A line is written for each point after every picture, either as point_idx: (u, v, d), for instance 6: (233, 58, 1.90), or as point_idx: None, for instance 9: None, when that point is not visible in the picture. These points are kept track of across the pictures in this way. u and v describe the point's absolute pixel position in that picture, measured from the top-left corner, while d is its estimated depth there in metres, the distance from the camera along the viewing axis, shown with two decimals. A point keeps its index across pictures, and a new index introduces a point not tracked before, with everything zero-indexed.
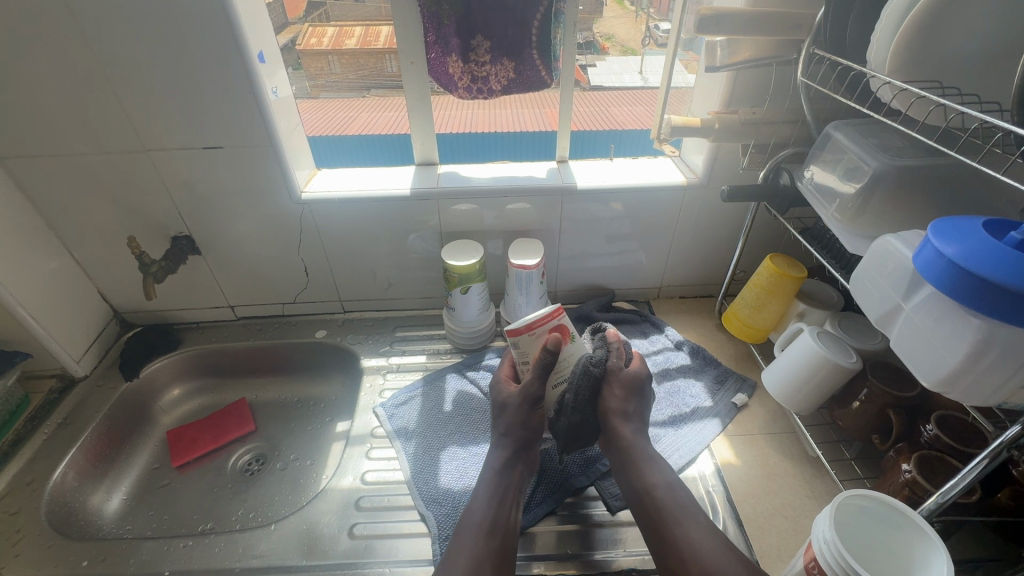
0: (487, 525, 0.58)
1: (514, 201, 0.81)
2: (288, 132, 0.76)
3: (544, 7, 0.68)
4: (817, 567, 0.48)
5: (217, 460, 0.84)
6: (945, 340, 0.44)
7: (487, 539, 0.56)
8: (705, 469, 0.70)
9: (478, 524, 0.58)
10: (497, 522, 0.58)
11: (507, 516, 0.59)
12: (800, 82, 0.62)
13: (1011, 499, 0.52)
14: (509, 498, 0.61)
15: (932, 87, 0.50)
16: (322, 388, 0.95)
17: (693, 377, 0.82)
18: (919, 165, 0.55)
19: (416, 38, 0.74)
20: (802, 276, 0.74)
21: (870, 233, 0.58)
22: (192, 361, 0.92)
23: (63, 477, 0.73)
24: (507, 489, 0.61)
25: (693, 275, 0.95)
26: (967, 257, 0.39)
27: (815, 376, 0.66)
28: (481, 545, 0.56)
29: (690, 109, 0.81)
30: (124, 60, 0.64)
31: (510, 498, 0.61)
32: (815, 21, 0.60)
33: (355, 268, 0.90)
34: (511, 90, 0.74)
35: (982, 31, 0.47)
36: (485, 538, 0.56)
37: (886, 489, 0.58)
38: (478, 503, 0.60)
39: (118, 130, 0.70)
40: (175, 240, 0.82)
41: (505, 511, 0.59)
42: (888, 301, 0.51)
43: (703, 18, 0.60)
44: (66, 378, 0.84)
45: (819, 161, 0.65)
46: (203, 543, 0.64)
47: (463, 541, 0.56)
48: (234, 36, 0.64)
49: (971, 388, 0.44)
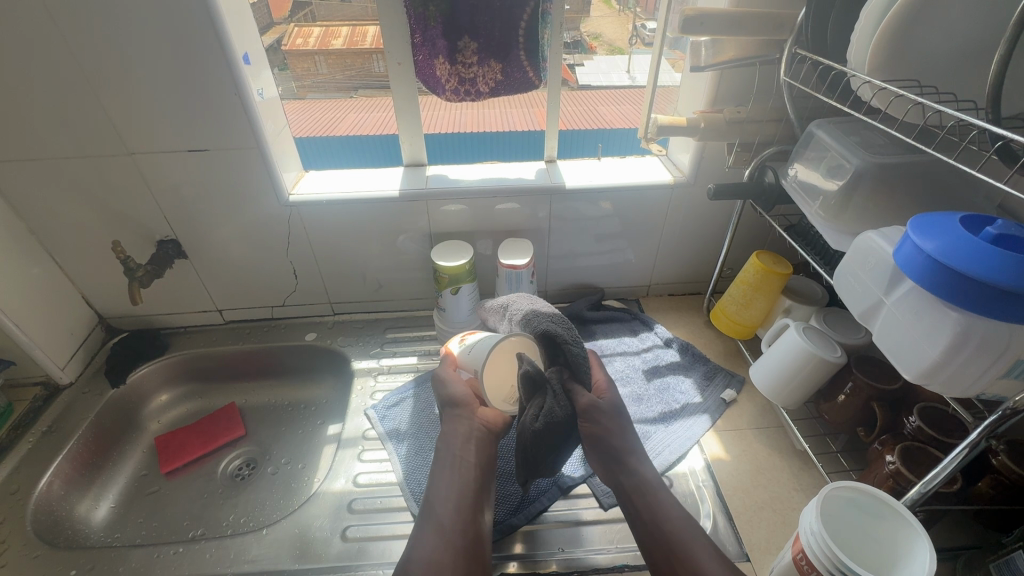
0: (456, 501, 0.57)
1: (503, 201, 0.82)
2: (274, 134, 0.76)
3: (530, 8, 0.68)
4: (805, 560, 0.49)
5: (207, 466, 0.83)
6: (925, 333, 0.45)
7: (454, 521, 0.56)
8: (695, 465, 0.70)
9: (446, 502, 0.57)
10: (461, 505, 0.57)
11: (473, 500, 0.58)
12: (782, 81, 0.62)
13: (992, 487, 0.53)
14: (470, 479, 0.60)
15: (911, 86, 0.51)
16: (311, 391, 0.94)
17: (682, 374, 0.83)
18: (899, 162, 0.56)
19: (401, 40, 0.74)
20: (788, 273, 0.75)
21: (853, 229, 0.59)
22: (180, 366, 0.91)
23: (49, 486, 0.72)
24: (466, 469, 0.60)
25: (682, 273, 0.96)
26: (946, 252, 0.40)
27: (801, 371, 0.67)
28: (452, 519, 0.56)
29: (676, 108, 0.82)
30: (106, 61, 0.63)
31: (473, 475, 0.60)
32: (796, 21, 0.61)
33: (344, 270, 0.89)
34: (498, 91, 0.74)
35: (958, 30, 0.48)
36: (457, 520, 0.56)
37: (872, 480, 0.59)
38: (444, 483, 0.59)
39: (101, 133, 0.69)
40: (161, 244, 0.81)
41: (471, 491, 0.59)
42: (871, 297, 0.52)
43: (687, 18, 0.60)
44: (50, 386, 0.83)
45: (802, 159, 0.66)
46: (193, 550, 0.64)
47: (424, 525, 0.56)
48: (219, 38, 0.63)
49: (951, 379, 0.45)
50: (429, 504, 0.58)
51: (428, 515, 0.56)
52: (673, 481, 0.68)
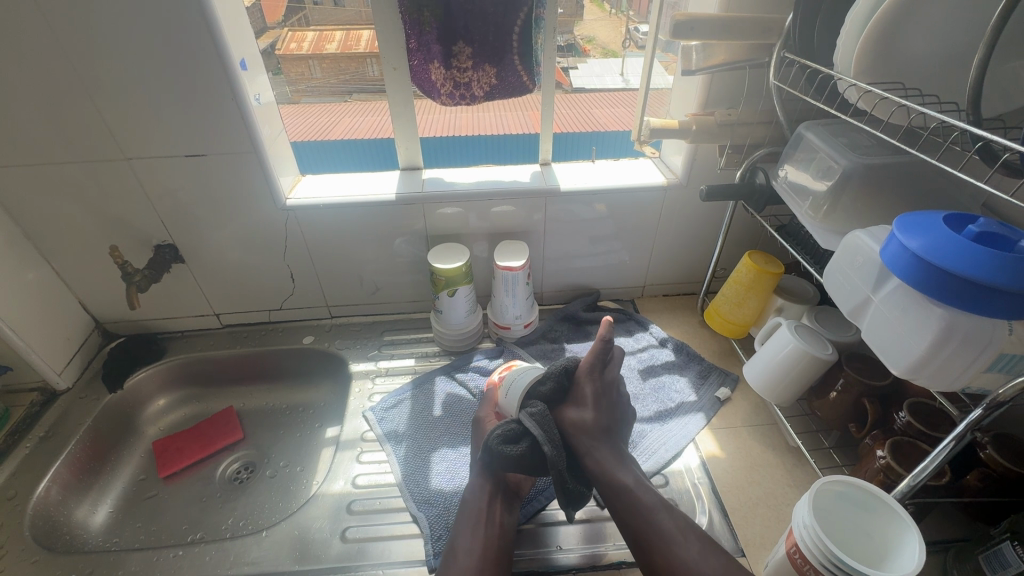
0: (479, 552, 0.57)
1: (498, 204, 0.83)
2: (271, 138, 0.76)
3: (524, 14, 0.69)
4: (799, 553, 0.50)
5: (206, 469, 0.83)
6: (910, 329, 0.46)
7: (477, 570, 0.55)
8: (691, 463, 0.71)
9: (470, 551, 0.57)
10: (486, 551, 0.57)
11: (497, 548, 0.58)
12: (772, 84, 0.64)
13: (980, 481, 0.54)
14: (493, 522, 0.60)
15: (895, 88, 0.52)
16: (309, 394, 0.94)
17: (677, 373, 0.84)
18: (885, 163, 0.57)
19: (397, 45, 0.75)
20: (780, 272, 0.76)
21: (842, 229, 0.60)
22: (177, 370, 0.91)
23: (47, 491, 0.72)
24: (490, 521, 0.60)
25: (676, 273, 0.97)
26: (930, 250, 0.41)
27: (794, 369, 0.68)
28: (477, 565, 0.56)
29: (669, 111, 0.83)
30: (104, 67, 0.64)
31: (496, 529, 0.60)
32: (784, 26, 0.62)
33: (342, 273, 0.90)
34: (493, 96, 0.75)
35: (938, 35, 0.49)
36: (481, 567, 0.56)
37: (863, 475, 0.60)
38: (468, 531, 0.59)
39: (99, 139, 0.70)
40: (158, 249, 0.81)
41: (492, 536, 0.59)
42: (858, 294, 0.53)
43: (677, 23, 0.61)
44: (47, 391, 0.83)
45: (792, 160, 0.67)
46: (192, 553, 0.64)
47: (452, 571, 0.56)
48: (217, 44, 0.64)
49: (937, 373, 0.46)
50: (454, 551, 0.57)
51: (451, 563, 0.56)
52: (670, 478, 0.69)
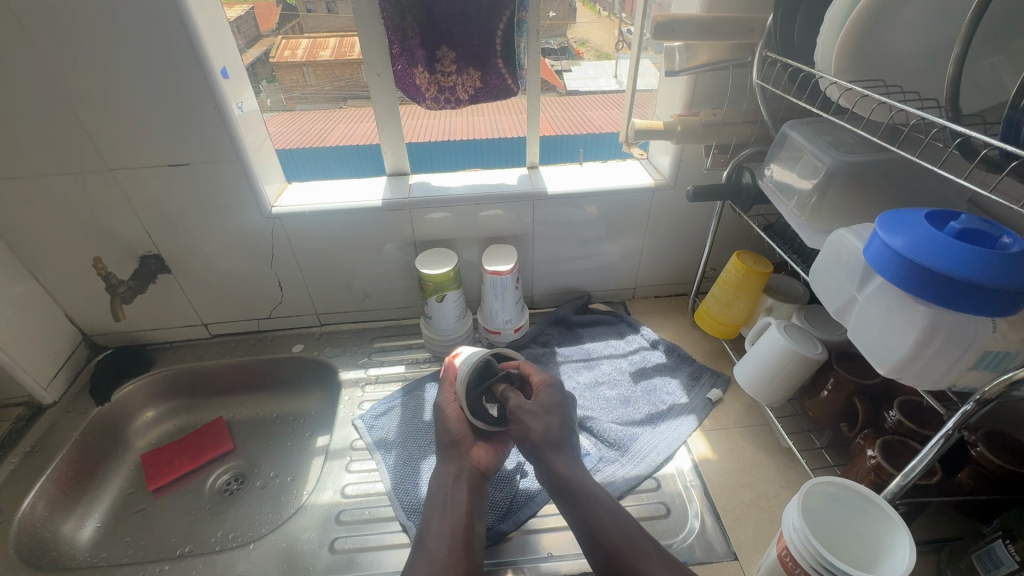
0: (450, 537, 0.57)
1: (487, 208, 0.82)
2: (255, 147, 0.75)
3: (507, 16, 0.69)
4: (790, 556, 0.49)
5: (196, 481, 0.82)
6: (896, 327, 0.46)
7: (447, 556, 0.55)
8: (683, 465, 0.71)
9: (438, 538, 0.56)
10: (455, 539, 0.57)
11: (466, 529, 0.58)
12: (755, 84, 0.64)
13: (971, 478, 0.53)
14: (466, 510, 0.60)
15: (876, 86, 0.52)
16: (299, 403, 0.94)
17: (668, 375, 0.83)
18: (868, 161, 0.57)
19: (383, 51, 0.74)
20: (768, 272, 0.76)
21: (828, 228, 0.60)
22: (166, 381, 0.91)
23: (32, 507, 0.71)
24: (455, 504, 0.60)
25: (667, 275, 0.97)
26: (913, 248, 0.41)
27: (783, 369, 0.67)
28: (445, 552, 0.55)
29: (656, 112, 0.82)
30: (84, 79, 0.64)
31: (463, 510, 0.59)
32: (765, 25, 0.62)
33: (330, 280, 0.89)
34: (478, 99, 0.74)
35: (917, 34, 0.49)
36: (449, 551, 0.55)
37: (855, 475, 0.59)
38: (436, 520, 0.58)
39: (79, 151, 0.69)
40: (144, 260, 0.81)
41: (460, 524, 0.58)
42: (844, 294, 0.53)
43: (659, 24, 0.61)
44: (33, 406, 0.82)
45: (778, 160, 0.67)
46: (180, 566, 0.63)
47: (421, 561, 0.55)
48: (198, 54, 0.63)
49: (923, 371, 0.45)
50: (424, 541, 0.57)
51: (421, 549, 0.56)
52: (661, 482, 0.69)
